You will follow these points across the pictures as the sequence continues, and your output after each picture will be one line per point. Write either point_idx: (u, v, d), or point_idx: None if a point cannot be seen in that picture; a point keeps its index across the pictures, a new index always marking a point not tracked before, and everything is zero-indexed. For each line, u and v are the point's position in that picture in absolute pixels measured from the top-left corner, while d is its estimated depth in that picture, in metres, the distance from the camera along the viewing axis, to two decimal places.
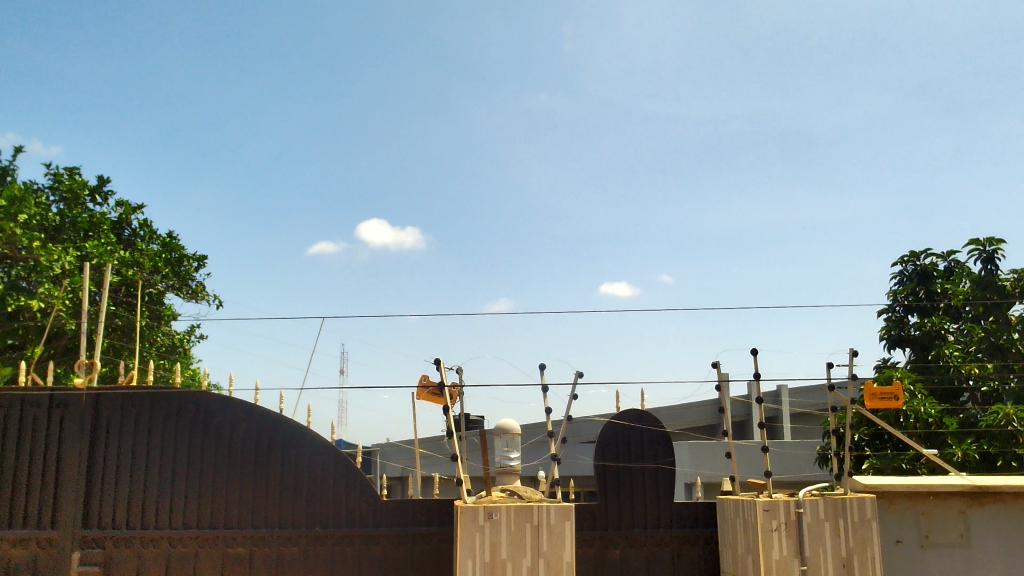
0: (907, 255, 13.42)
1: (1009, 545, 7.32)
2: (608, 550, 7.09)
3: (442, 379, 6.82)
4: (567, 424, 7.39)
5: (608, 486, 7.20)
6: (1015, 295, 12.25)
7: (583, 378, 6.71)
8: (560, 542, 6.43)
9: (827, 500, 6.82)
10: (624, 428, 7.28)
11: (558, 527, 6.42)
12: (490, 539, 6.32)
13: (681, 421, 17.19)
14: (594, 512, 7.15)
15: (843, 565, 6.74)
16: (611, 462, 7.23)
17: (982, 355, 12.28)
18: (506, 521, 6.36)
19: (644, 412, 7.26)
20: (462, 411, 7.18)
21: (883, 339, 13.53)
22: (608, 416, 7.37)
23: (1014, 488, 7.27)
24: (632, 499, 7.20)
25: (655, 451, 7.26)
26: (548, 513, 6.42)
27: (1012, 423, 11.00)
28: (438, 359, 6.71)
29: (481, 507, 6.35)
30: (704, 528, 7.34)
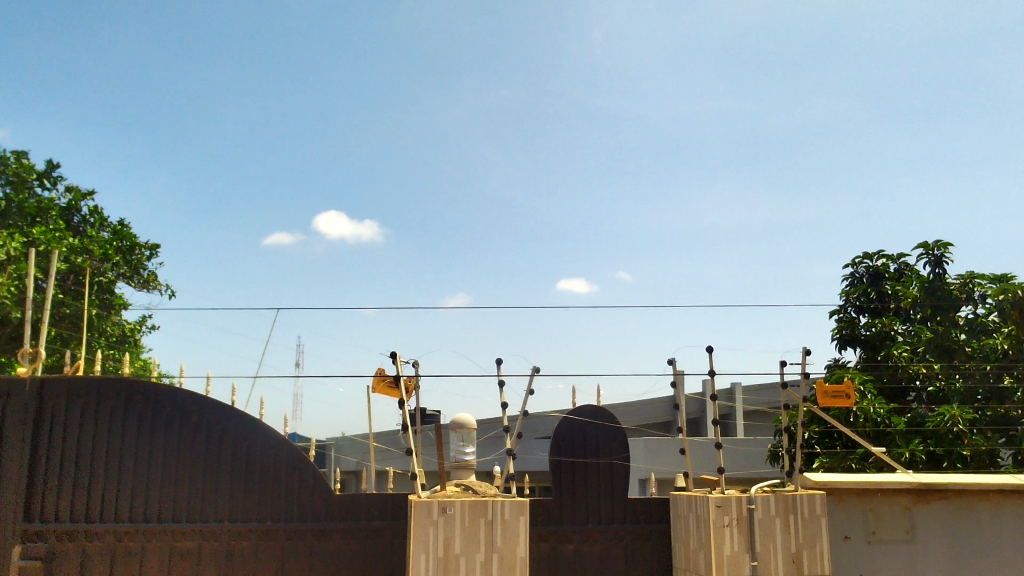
0: (859, 257, 13.70)
1: (951, 540, 7.54)
2: (562, 545, 7.09)
3: (398, 372, 6.80)
4: (522, 419, 7.50)
5: (563, 481, 7.18)
6: (961, 299, 12.79)
7: (539, 372, 6.76)
8: (515, 537, 6.42)
9: (777, 496, 6.91)
10: (580, 424, 7.29)
11: (512, 521, 6.40)
12: (444, 535, 6.28)
13: (637, 418, 17.29)
14: (549, 507, 7.14)
15: (792, 562, 6.82)
16: (566, 458, 7.23)
17: (929, 355, 12.52)
18: (461, 516, 6.32)
19: (600, 408, 7.29)
20: (418, 405, 7.16)
21: (835, 339, 13.77)
22: (564, 411, 7.37)
23: (958, 484, 7.47)
24: (586, 494, 7.21)
25: (610, 447, 7.27)
26: (502, 507, 6.40)
27: (957, 424, 11.35)
28: (394, 352, 6.67)
29: (435, 502, 6.30)
30: (657, 524, 7.37)
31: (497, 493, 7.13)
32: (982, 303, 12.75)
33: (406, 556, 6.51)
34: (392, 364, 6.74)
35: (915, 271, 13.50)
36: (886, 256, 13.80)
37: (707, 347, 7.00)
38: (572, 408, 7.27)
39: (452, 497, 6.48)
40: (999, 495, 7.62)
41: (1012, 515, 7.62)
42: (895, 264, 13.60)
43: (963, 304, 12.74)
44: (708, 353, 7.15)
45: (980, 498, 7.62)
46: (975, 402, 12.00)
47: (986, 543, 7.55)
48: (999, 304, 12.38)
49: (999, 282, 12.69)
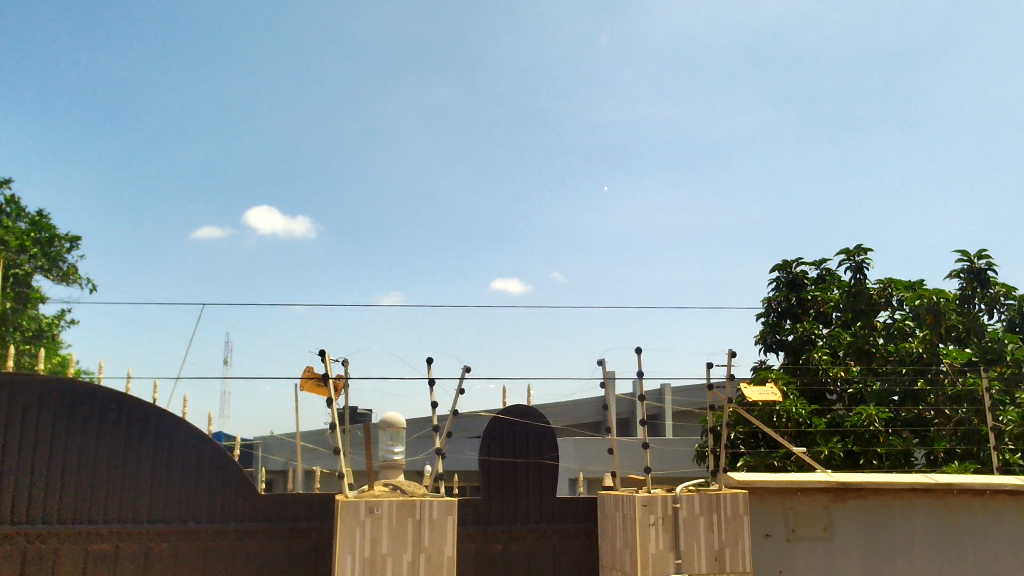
0: (782, 263, 14.12)
1: (866, 537, 7.80)
2: (490, 545, 7.10)
3: (327, 370, 6.73)
4: (452, 419, 7.85)
5: (492, 481, 7.19)
6: (880, 304, 13.25)
7: (470, 371, 6.77)
8: (442, 537, 6.41)
9: (702, 495, 7.05)
10: (509, 423, 7.31)
11: (439, 521, 6.39)
12: (371, 535, 6.22)
13: (568, 418, 17.41)
14: (477, 507, 7.14)
15: (715, 560, 6.98)
16: (495, 457, 7.24)
17: (849, 358, 12.94)
18: (388, 516, 6.27)
19: (529, 407, 7.33)
20: (347, 404, 7.10)
21: (759, 343, 14.15)
22: (494, 411, 7.38)
23: (874, 484, 7.72)
24: (515, 494, 7.23)
25: (539, 447, 7.32)
26: (430, 507, 6.38)
27: (874, 423, 11.72)
28: (323, 350, 6.60)
29: (362, 502, 6.24)
30: (585, 523, 7.45)
31: (426, 494, 7.11)
32: (899, 308, 13.26)
33: (332, 555, 6.44)
34: (321, 361, 6.67)
35: (836, 276, 13.97)
36: (810, 263, 14.28)
37: (636, 348, 7.11)
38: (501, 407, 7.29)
39: (380, 497, 6.43)
40: (911, 493, 7.92)
41: (923, 513, 7.93)
42: (816, 270, 14.06)
43: (881, 309, 13.24)
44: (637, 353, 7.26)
45: (895, 497, 7.90)
46: (891, 404, 12.36)
47: (899, 540, 7.84)
48: (914, 309, 12.89)
49: (914, 289, 13.22)
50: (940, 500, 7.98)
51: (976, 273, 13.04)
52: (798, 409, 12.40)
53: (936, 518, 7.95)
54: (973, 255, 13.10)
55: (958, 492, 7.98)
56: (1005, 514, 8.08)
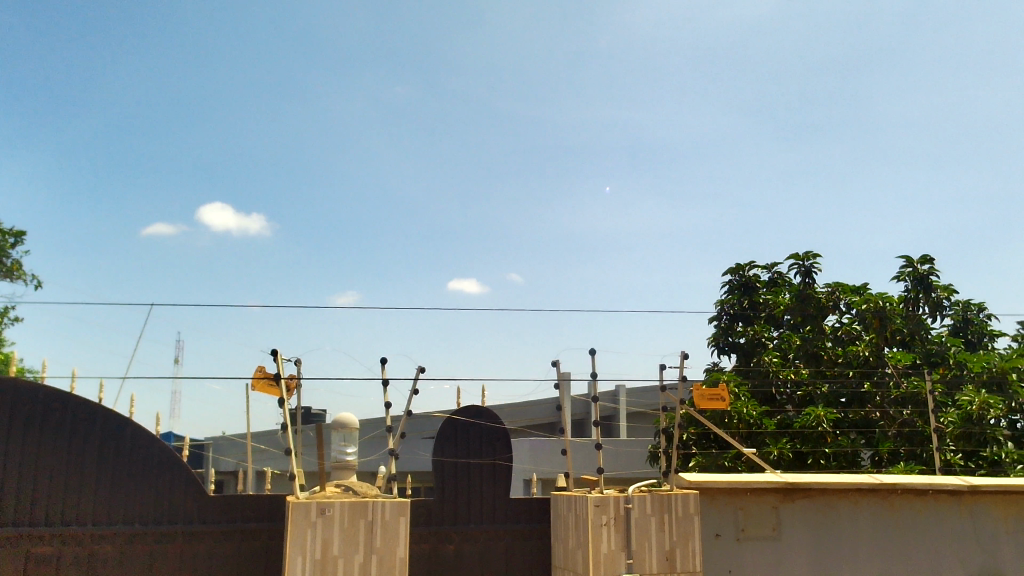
0: (735, 267, 14.37)
1: (814, 536, 7.95)
2: (443, 546, 7.09)
3: (279, 369, 6.67)
4: (406, 419, 7.83)
5: (446, 482, 7.19)
6: (828, 307, 13.53)
7: (424, 372, 6.77)
8: (395, 537, 6.39)
9: (653, 496, 7.13)
10: (463, 424, 7.30)
11: (392, 522, 6.36)
12: (322, 536, 6.17)
13: (523, 418, 17.44)
14: (430, 508, 7.12)
15: (665, 559, 7.06)
16: (449, 458, 7.24)
17: (798, 361, 13.18)
18: (340, 517, 6.23)
19: (483, 408, 7.33)
20: (299, 404, 7.04)
21: (712, 346, 14.35)
22: (448, 412, 7.37)
23: (821, 484, 7.88)
24: (468, 494, 7.24)
25: (493, 447, 7.32)
26: (382, 508, 6.35)
27: (822, 424, 11.95)
28: (276, 350, 6.54)
29: (314, 503, 6.19)
30: (537, 524, 7.48)
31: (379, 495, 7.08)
32: (847, 312, 13.54)
33: (283, 556, 6.39)
34: (272, 361, 6.60)
35: (786, 280, 14.27)
36: (761, 267, 14.54)
37: (590, 349, 7.16)
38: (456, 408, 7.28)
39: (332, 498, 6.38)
40: (856, 493, 8.10)
41: (868, 513, 8.11)
42: (767, 274, 14.35)
43: (830, 313, 13.52)
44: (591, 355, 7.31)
45: (841, 497, 8.07)
46: (838, 406, 12.60)
47: (845, 540, 8.01)
48: (861, 314, 13.18)
49: (860, 293, 13.51)
50: (884, 500, 8.17)
51: (920, 278, 13.37)
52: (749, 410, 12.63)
53: (880, 518, 8.13)
54: (918, 260, 13.43)
55: (902, 492, 8.17)
56: (947, 513, 8.29)
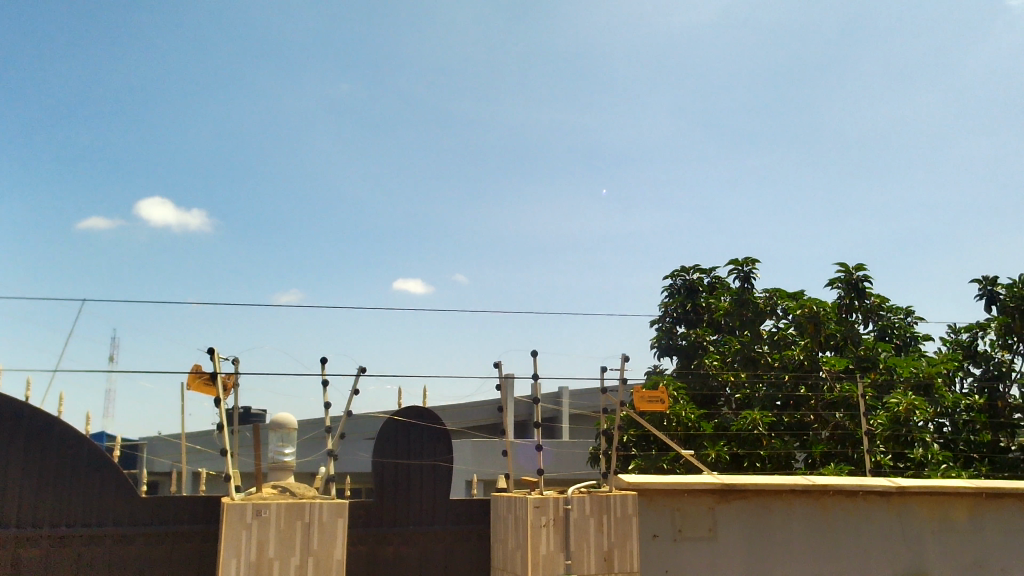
0: (677, 271, 14.60)
1: (748, 537, 8.10)
2: (382, 547, 7.04)
3: (215, 368, 6.54)
4: (345, 420, 7.76)
5: (386, 483, 7.14)
6: (766, 312, 13.86)
7: (364, 372, 6.71)
8: (332, 539, 6.34)
9: (593, 497, 7.19)
10: (403, 425, 7.23)
11: (329, 524, 6.31)
12: (257, 538, 6.07)
13: (466, 420, 17.41)
14: (369, 509, 7.06)
15: (603, 560, 7.13)
16: (389, 459, 7.17)
17: (736, 364, 13.46)
18: (276, 519, 6.14)
19: (424, 409, 7.29)
20: (235, 404, 6.92)
21: (654, 348, 14.55)
22: (388, 412, 7.30)
23: (756, 485, 8.03)
24: (409, 495, 7.21)
25: (434, 448, 7.29)
26: (320, 510, 6.29)
27: (758, 427, 12.20)
28: (212, 349, 6.41)
29: (250, 505, 6.08)
30: (477, 525, 7.48)
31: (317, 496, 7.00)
32: (783, 317, 13.85)
33: (216, 559, 6.27)
34: (209, 359, 6.47)
35: (726, 285, 14.55)
36: (702, 271, 14.79)
37: (532, 351, 7.19)
38: (396, 409, 7.21)
39: (268, 500, 6.29)
40: (790, 494, 8.28)
41: (801, 514, 8.29)
42: (709, 278, 14.62)
43: (767, 317, 13.83)
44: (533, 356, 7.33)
45: (775, 498, 8.23)
46: (774, 408, 12.77)
47: (779, 540, 8.17)
48: (797, 319, 13.49)
49: (796, 299, 13.83)
50: (817, 501, 8.35)
51: (853, 284, 13.75)
52: (687, 413, 12.82)
53: (813, 518, 8.32)
54: (851, 267, 13.79)
55: (833, 493, 8.37)
56: (877, 514, 8.51)
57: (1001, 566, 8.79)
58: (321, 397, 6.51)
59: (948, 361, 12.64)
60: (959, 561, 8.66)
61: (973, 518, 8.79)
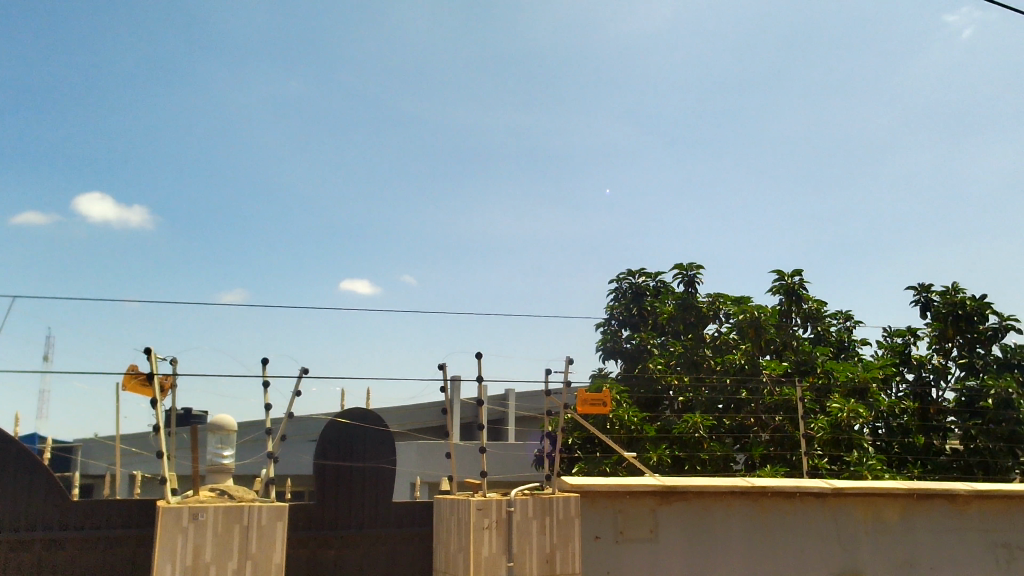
0: (623, 275, 14.75)
1: (688, 538, 8.20)
2: (322, 551, 6.95)
3: (153, 368, 6.40)
4: (286, 422, 7.66)
5: (327, 486, 7.05)
6: (709, 316, 14.08)
7: (307, 373, 6.60)
8: (271, 542, 6.25)
9: (535, 499, 7.21)
10: (346, 427, 7.14)
11: (268, 527, 6.23)
12: (194, 542, 5.95)
13: (411, 422, 17.31)
14: (310, 512, 6.96)
15: (545, 561, 7.16)
16: (331, 461, 7.06)
17: (679, 367, 13.67)
18: (214, 521, 6.03)
19: (368, 411, 7.22)
20: (173, 405, 6.78)
21: (599, 351, 14.67)
22: (330, 414, 7.20)
23: (697, 487, 8.14)
24: (351, 498, 7.14)
25: (377, 451, 7.23)
26: (259, 512, 6.20)
27: (699, 430, 12.36)
28: (149, 348, 6.26)
29: (186, 508, 5.96)
30: (419, 528, 7.45)
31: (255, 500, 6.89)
32: (726, 322, 14.08)
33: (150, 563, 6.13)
34: (145, 359, 6.33)
35: (671, 289, 14.74)
36: (648, 275, 14.98)
37: (476, 353, 7.18)
38: (339, 411, 7.11)
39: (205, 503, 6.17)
40: (729, 496, 8.41)
41: (740, 515, 8.43)
42: (654, 282, 14.81)
43: (710, 322, 14.04)
44: (478, 359, 7.32)
45: (716, 500, 8.35)
46: (716, 411, 12.93)
47: (718, 541, 8.29)
48: (739, 323, 13.74)
49: (739, 303, 14.08)
50: (755, 502, 8.50)
51: (791, 290, 14.06)
52: (631, 416, 12.94)
53: (752, 520, 8.46)
54: (790, 273, 14.09)
55: (771, 495, 8.53)
56: (813, 516, 8.69)
57: (932, 565, 9.04)
58: (262, 398, 6.41)
59: (883, 366, 12.98)
60: (892, 561, 8.88)
61: (905, 518, 9.04)
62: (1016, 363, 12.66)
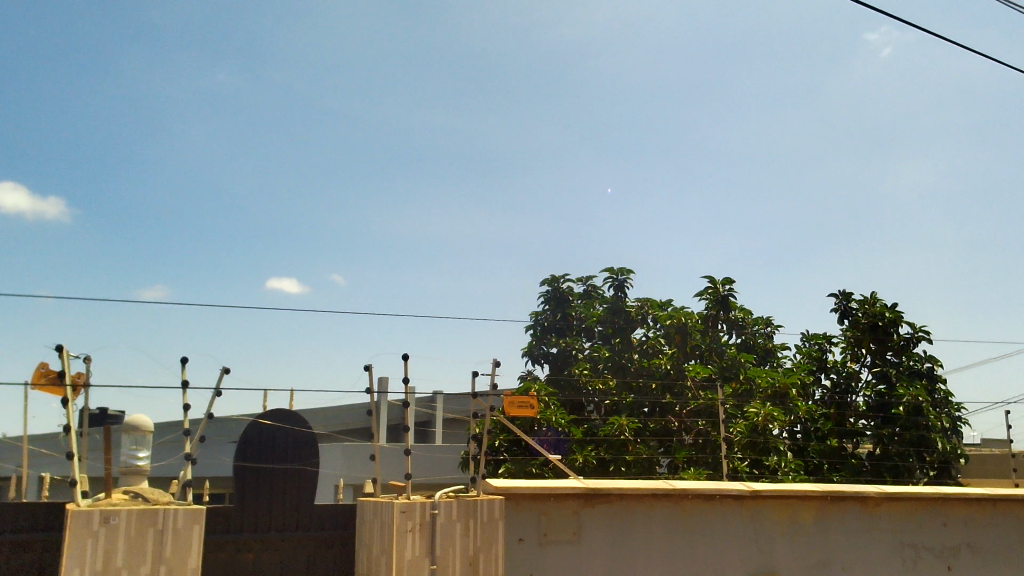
0: (553, 279, 14.86)
1: (610, 540, 8.29)
2: (241, 555, 6.80)
3: (64, 367, 6.15)
4: (205, 423, 7.47)
5: (246, 488, 6.88)
6: (637, 320, 14.31)
7: (228, 373, 6.39)
8: (186, 547, 6.09)
9: (460, 501, 7.19)
10: (267, 429, 6.98)
11: (184, 531, 6.05)
12: (105, 546, 5.75)
13: (336, 423, 17.11)
14: (229, 516, 6.81)
15: (468, 564, 7.15)
16: (251, 463, 6.91)
17: (605, 371, 13.88)
18: (126, 526, 5.84)
19: (291, 412, 7.08)
20: (84, 405, 6.53)
21: (527, 354, 14.77)
22: (252, 415, 7.02)
23: (620, 490, 8.23)
24: (271, 500, 7.00)
25: (299, 453, 7.09)
26: (174, 516, 6.02)
27: (624, 432, 12.53)
28: (61, 346, 6.01)
29: (97, 511, 5.76)
30: (341, 531, 7.36)
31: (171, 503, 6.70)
32: (653, 327, 14.30)
33: (58, 567, 5.90)
34: (57, 357, 6.09)
35: (600, 293, 14.93)
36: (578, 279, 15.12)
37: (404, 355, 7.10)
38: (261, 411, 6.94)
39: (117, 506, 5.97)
40: (651, 498, 8.53)
41: (661, 517, 8.56)
42: (584, 287, 14.99)
43: (637, 326, 14.24)
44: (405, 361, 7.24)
45: (638, 502, 8.46)
46: (641, 414, 13.14)
47: (639, 542, 8.41)
48: (666, 328, 13.97)
49: (667, 309, 14.32)
50: (677, 505, 8.64)
51: (720, 297, 14.31)
52: (558, 418, 13.08)
53: (672, 521, 8.60)
54: (719, 280, 14.38)
55: (692, 497, 8.68)
56: (731, 518, 8.87)
57: (843, 565, 9.33)
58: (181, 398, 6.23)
59: (801, 372, 13.37)
60: (805, 561, 9.14)
61: (818, 519, 9.31)
62: (924, 371, 13.17)
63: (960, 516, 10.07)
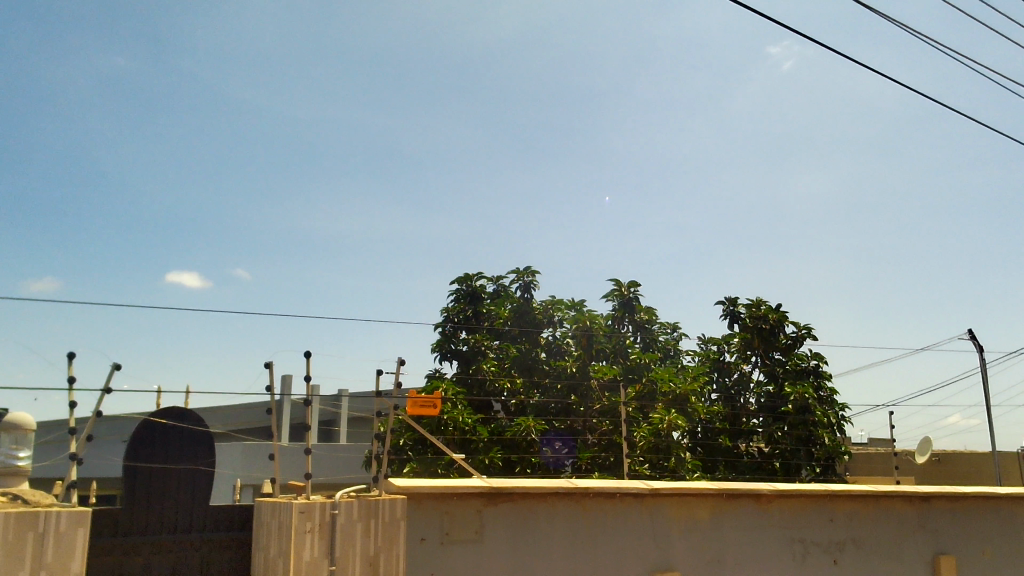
0: (463, 277, 14.82)
1: (511, 538, 8.31)
2: (130, 558, 6.51)
3: None
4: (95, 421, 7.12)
5: (137, 489, 6.58)
6: (542, 322, 14.52)
7: (119, 371, 5.89)
8: (68, 550, 5.81)
9: (361, 501, 7.11)
10: (161, 428, 6.71)
11: (66, 534, 5.77)
12: None
13: (237, 422, 16.65)
14: (118, 518, 6.51)
15: (368, 564, 7.08)
16: (143, 463, 6.62)
17: (512, 371, 13.95)
18: (3, 529, 5.50)
19: (187, 411, 6.87)
20: None
21: (434, 352, 14.68)
22: (144, 413, 6.74)
23: (523, 488, 8.26)
24: (163, 502, 6.72)
25: (194, 452, 6.86)
26: (56, 519, 5.73)
27: (530, 432, 12.61)
28: None
29: None
30: (237, 533, 7.16)
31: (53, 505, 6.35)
32: (559, 327, 14.45)
33: None
34: None
35: (508, 293, 14.98)
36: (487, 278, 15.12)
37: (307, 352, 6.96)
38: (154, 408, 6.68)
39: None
40: (553, 496, 8.61)
41: (562, 515, 8.64)
42: (493, 286, 15.01)
43: (544, 326, 14.36)
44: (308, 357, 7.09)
45: (539, 500, 8.52)
46: (547, 414, 13.25)
47: (540, 540, 8.46)
48: (572, 331, 14.14)
49: (574, 310, 14.49)
50: (578, 503, 8.75)
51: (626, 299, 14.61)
52: (465, 418, 13.03)
53: (572, 520, 8.69)
54: (625, 283, 14.64)
55: (593, 495, 8.79)
56: (630, 515, 9.03)
57: (736, 561, 9.60)
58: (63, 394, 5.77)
59: (700, 373, 13.74)
60: (700, 557, 9.38)
61: (714, 517, 9.57)
62: (812, 369, 13.70)
63: (845, 512, 10.50)
